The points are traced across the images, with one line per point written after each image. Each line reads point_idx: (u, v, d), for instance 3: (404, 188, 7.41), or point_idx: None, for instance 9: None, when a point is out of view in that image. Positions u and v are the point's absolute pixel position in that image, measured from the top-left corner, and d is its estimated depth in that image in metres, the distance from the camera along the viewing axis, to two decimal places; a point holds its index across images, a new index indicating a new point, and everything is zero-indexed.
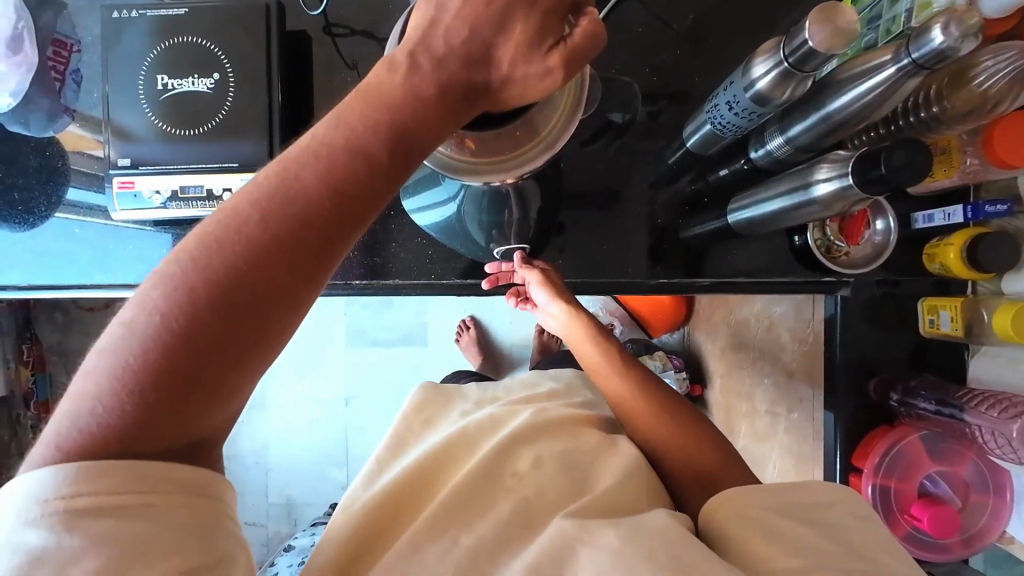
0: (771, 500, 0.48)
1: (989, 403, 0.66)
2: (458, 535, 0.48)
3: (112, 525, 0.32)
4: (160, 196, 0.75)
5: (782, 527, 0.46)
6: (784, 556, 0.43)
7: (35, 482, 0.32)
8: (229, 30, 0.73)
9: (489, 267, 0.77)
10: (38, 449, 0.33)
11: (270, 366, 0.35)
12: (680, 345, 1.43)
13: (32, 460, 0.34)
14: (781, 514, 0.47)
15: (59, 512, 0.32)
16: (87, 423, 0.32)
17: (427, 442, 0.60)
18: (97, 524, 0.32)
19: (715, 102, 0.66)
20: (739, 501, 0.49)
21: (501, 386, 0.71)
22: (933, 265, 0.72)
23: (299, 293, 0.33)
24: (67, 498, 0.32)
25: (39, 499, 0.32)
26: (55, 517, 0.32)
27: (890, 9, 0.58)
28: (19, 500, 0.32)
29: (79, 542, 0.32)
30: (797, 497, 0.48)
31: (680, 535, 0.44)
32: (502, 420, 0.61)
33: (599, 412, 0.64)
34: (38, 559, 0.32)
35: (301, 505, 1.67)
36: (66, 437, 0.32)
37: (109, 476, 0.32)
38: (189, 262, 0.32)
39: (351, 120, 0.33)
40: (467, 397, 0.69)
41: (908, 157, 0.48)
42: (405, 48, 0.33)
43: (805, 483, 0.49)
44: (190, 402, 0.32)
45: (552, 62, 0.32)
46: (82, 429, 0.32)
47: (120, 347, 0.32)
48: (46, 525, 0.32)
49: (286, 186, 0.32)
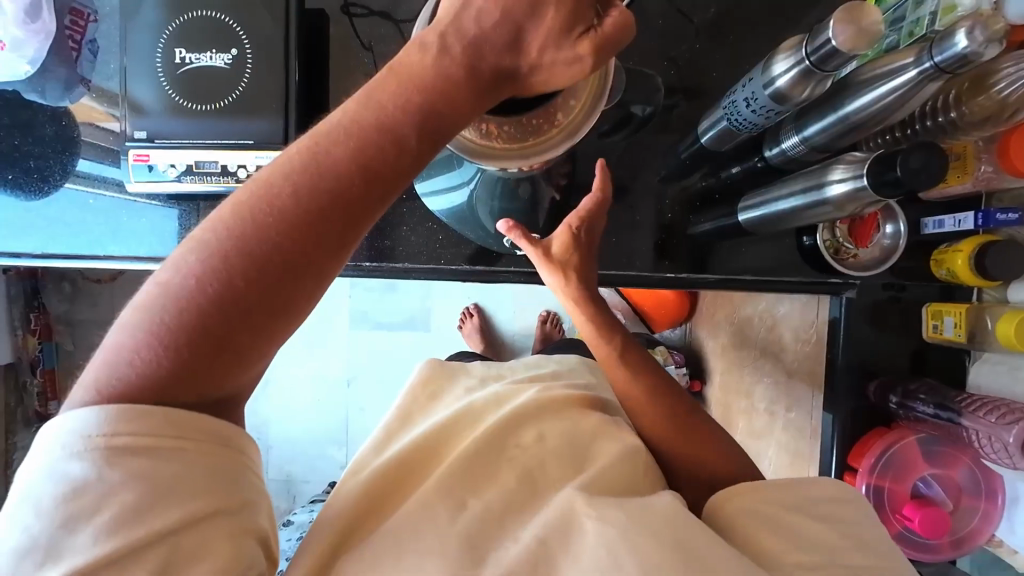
0: (777, 492, 0.49)
1: (987, 409, 0.67)
2: (466, 499, 0.49)
3: (147, 465, 0.35)
4: (175, 169, 0.75)
5: (790, 521, 0.47)
6: (797, 554, 0.45)
7: (78, 419, 0.34)
8: (248, 5, 0.73)
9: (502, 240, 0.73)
10: (78, 392, 0.36)
11: (293, 334, 0.37)
12: (682, 341, 1.44)
13: (74, 400, 0.36)
14: (784, 508, 0.48)
15: (100, 448, 0.34)
16: (126, 375, 0.34)
17: (432, 418, 0.62)
18: (134, 463, 0.34)
19: (733, 99, 0.66)
20: (751, 494, 0.49)
21: (506, 366, 0.74)
22: (940, 271, 0.72)
23: (324, 265, 0.34)
24: (107, 436, 0.34)
25: (83, 434, 0.34)
26: (97, 452, 0.34)
27: (914, 11, 0.58)
28: (63, 436, 0.35)
29: (117, 477, 0.34)
30: (801, 491, 0.49)
31: (683, 522, 0.45)
32: (507, 398, 0.63)
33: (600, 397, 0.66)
34: (80, 489, 0.34)
35: (300, 482, 1.70)
36: (106, 385, 0.35)
37: (146, 421, 0.34)
38: (222, 229, 0.33)
39: (383, 98, 0.33)
40: (472, 373, 0.71)
41: (924, 160, 0.49)
42: (436, 29, 0.34)
43: (810, 479, 0.50)
44: (220, 363, 0.35)
45: (582, 49, 0.33)
46: (121, 381, 0.34)
47: (156, 306, 0.34)
48: (89, 458, 0.34)
49: (317, 162, 0.33)
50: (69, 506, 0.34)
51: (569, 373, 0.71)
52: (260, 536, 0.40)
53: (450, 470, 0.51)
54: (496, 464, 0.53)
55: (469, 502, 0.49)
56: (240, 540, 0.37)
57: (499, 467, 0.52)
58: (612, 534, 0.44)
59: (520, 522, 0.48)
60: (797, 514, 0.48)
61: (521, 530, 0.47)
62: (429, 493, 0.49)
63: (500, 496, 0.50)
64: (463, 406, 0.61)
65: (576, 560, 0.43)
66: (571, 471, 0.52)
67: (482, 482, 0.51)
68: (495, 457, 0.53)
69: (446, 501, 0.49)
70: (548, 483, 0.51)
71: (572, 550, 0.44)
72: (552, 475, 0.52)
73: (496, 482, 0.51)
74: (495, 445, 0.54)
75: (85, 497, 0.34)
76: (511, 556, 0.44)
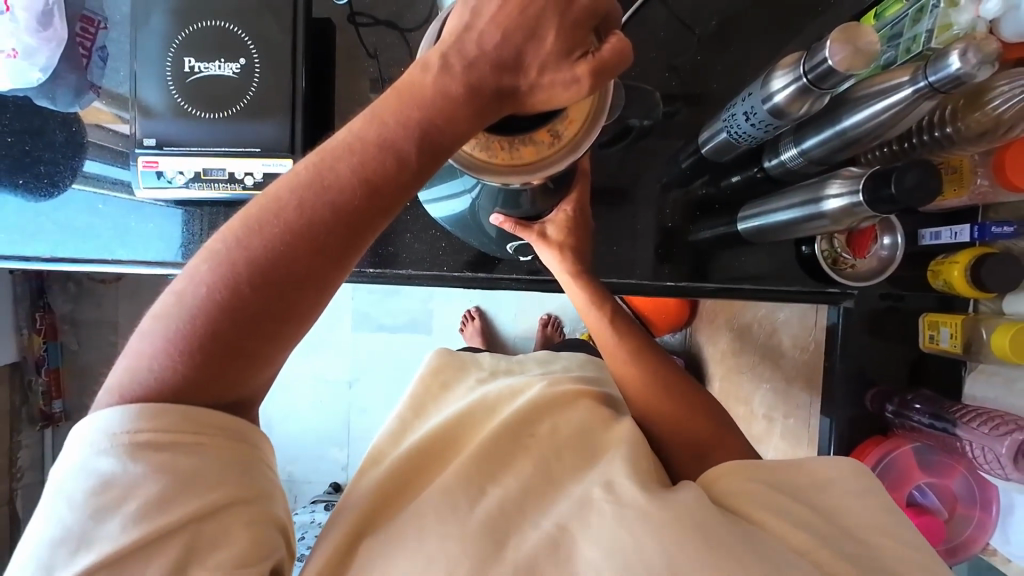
0: (769, 474, 0.50)
1: (981, 420, 0.68)
2: (472, 489, 0.50)
3: (168, 459, 0.35)
4: (183, 177, 0.76)
5: (782, 503, 0.47)
6: (795, 534, 0.45)
7: (105, 419, 0.35)
8: (257, 16, 0.75)
9: (495, 221, 0.66)
10: (103, 394, 0.36)
11: (300, 340, 0.38)
12: (682, 346, 1.46)
13: (101, 402, 0.36)
14: (779, 491, 0.48)
15: (126, 443, 0.35)
16: (147, 380, 0.35)
17: (449, 409, 0.63)
18: (159, 457, 0.35)
19: (732, 112, 0.67)
20: (739, 472, 0.50)
21: (514, 360, 0.77)
22: (937, 282, 0.73)
23: (330, 274, 0.35)
24: (133, 431, 0.35)
25: (108, 433, 0.35)
26: (122, 448, 0.35)
27: (911, 27, 0.59)
28: (91, 435, 0.35)
29: (141, 470, 0.35)
30: (794, 475, 0.50)
31: (698, 507, 0.45)
32: (521, 389, 0.64)
33: (604, 391, 0.65)
34: (108, 483, 0.34)
35: (301, 482, 1.71)
36: (125, 389, 0.36)
37: (168, 418, 0.35)
38: (232, 241, 0.34)
39: (384, 115, 0.34)
40: (482, 366, 0.74)
41: (919, 178, 0.51)
42: (439, 50, 0.34)
43: (808, 462, 0.51)
44: (231, 368, 0.36)
45: (580, 71, 0.33)
46: (142, 385, 0.35)
47: (171, 314, 0.35)
48: (114, 455, 0.35)
49: (322, 176, 0.34)
50: (98, 498, 0.34)
51: (578, 368, 0.75)
52: (279, 526, 0.40)
53: (467, 461, 0.52)
54: (514, 454, 0.54)
55: (489, 489, 0.50)
56: (259, 529, 0.38)
57: (511, 462, 0.53)
58: (630, 516, 0.45)
59: (526, 510, 0.48)
60: (794, 498, 0.48)
61: (538, 519, 0.48)
62: (437, 496, 0.49)
63: (516, 485, 0.50)
64: (475, 398, 0.63)
65: (595, 538, 0.45)
66: (577, 460, 0.53)
67: (494, 471, 0.52)
68: (502, 445, 0.54)
69: (466, 489, 0.49)
70: (563, 471, 0.52)
71: (590, 531, 0.45)
72: (567, 465, 0.53)
73: (512, 475, 0.52)
74: (501, 433, 0.55)
75: (110, 493, 0.34)
76: (532, 541, 0.45)
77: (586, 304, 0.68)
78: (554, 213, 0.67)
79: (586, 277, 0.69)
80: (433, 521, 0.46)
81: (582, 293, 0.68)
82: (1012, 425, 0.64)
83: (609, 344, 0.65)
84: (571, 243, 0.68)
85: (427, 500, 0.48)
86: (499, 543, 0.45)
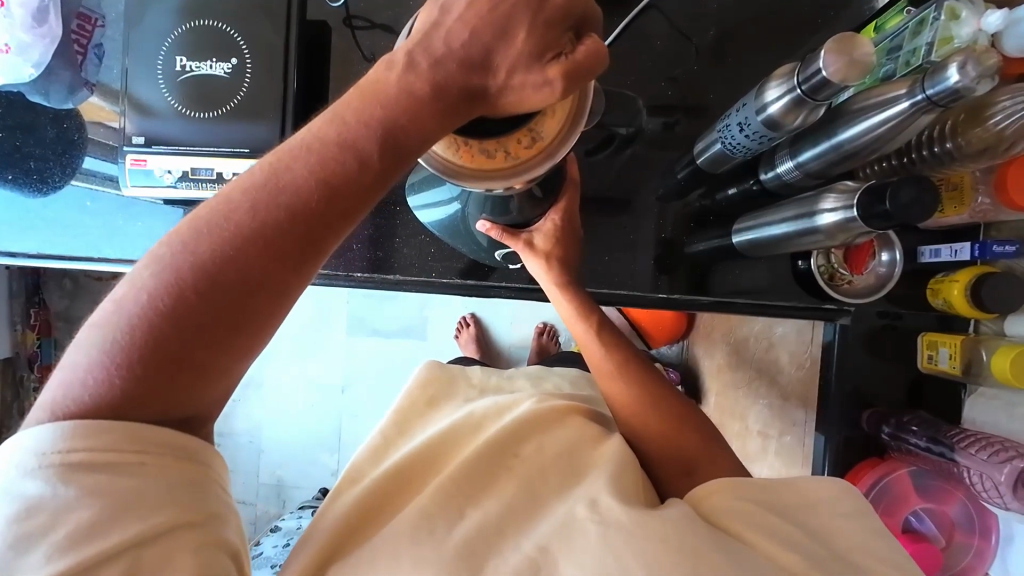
0: (759, 492, 0.47)
1: (980, 446, 0.65)
2: (444, 507, 0.48)
3: (104, 481, 0.34)
4: (171, 176, 0.75)
5: (774, 523, 0.45)
6: (785, 556, 0.43)
7: (36, 438, 0.34)
8: (250, 15, 0.74)
9: (482, 224, 0.65)
10: (37, 411, 0.35)
11: (255, 351, 0.36)
12: (679, 358, 1.42)
13: (33, 420, 0.35)
14: (769, 511, 0.46)
15: (57, 464, 0.33)
16: (85, 394, 0.34)
17: (433, 426, 0.61)
18: (92, 479, 0.33)
19: (726, 123, 0.66)
20: (726, 490, 0.48)
21: (505, 375, 0.76)
22: (936, 300, 0.71)
23: (285, 282, 0.34)
24: (65, 451, 0.33)
25: (38, 453, 0.33)
26: (52, 469, 0.33)
27: (912, 41, 0.58)
28: (19, 455, 0.34)
29: (73, 493, 0.33)
30: (785, 495, 0.48)
31: (679, 534, 0.43)
32: (509, 407, 0.61)
33: (594, 408, 0.63)
34: (36, 508, 0.33)
35: (290, 487, 1.69)
36: (61, 405, 0.34)
37: (106, 435, 0.33)
38: (179, 246, 0.33)
39: (346, 115, 0.33)
40: (472, 382, 0.72)
41: (914, 195, 0.49)
42: (406, 47, 0.33)
43: (798, 480, 0.49)
44: (178, 381, 0.34)
45: (551, 73, 0.31)
46: (82, 399, 0.34)
47: (111, 323, 0.33)
48: (44, 476, 0.33)
49: (276, 178, 0.33)
50: (22, 524, 0.33)
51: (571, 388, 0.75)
52: (229, 550, 0.38)
53: (447, 478, 0.50)
54: (495, 472, 0.52)
55: (467, 511, 0.48)
56: (206, 553, 0.36)
57: (490, 477, 0.52)
58: (612, 540, 0.43)
59: (499, 532, 0.47)
60: (786, 519, 0.46)
61: (514, 542, 0.46)
62: (410, 515, 0.47)
63: (494, 505, 0.49)
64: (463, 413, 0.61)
65: (576, 560, 0.43)
66: (556, 481, 0.51)
67: (471, 488, 0.50)
68: (478, 460, 0.52)
69: (445, 508, 0.48)
70: (546, 491, 0.50)
71: (567, 554, 0.44)
72: (547, 484, 0.51)
73: (492, 494, 0.50)
74: (479, 450, 0.53)
75: (39, 519, 0.33)
76: (511, 564, 0.44)
77: (574, 315, 0.66)
78: (542, 222, 0.66)
79: (573, 287, 0.67)
80: (407, 540, 0.45)
81: (568, 303, 0.66)
82: (1012, 453, 0.61)
83: (594, 356, 0.63)
84: (557, 253, 0.67)
85: (403, 518, 0.47)
86: (476, 567, 0.44)
